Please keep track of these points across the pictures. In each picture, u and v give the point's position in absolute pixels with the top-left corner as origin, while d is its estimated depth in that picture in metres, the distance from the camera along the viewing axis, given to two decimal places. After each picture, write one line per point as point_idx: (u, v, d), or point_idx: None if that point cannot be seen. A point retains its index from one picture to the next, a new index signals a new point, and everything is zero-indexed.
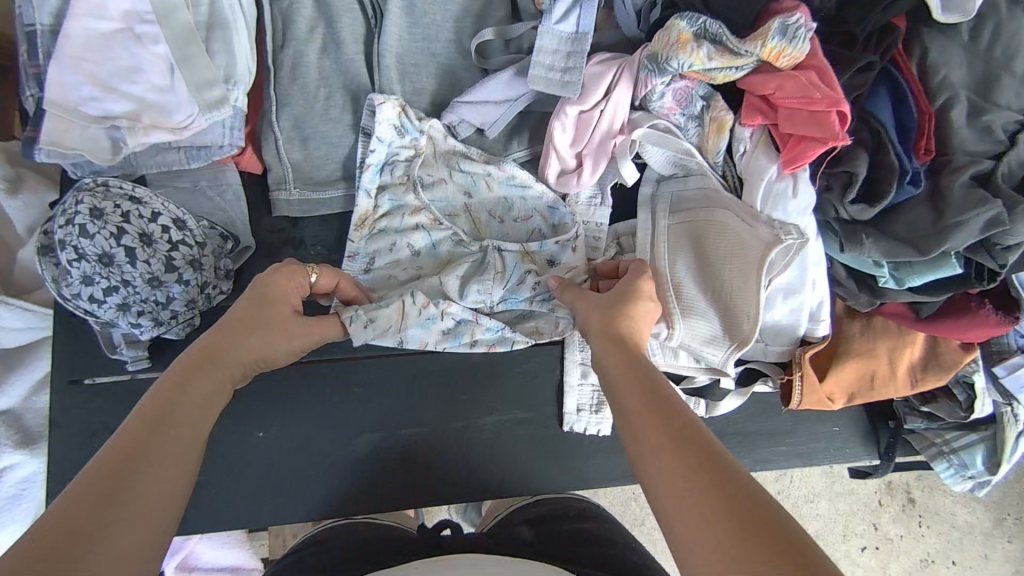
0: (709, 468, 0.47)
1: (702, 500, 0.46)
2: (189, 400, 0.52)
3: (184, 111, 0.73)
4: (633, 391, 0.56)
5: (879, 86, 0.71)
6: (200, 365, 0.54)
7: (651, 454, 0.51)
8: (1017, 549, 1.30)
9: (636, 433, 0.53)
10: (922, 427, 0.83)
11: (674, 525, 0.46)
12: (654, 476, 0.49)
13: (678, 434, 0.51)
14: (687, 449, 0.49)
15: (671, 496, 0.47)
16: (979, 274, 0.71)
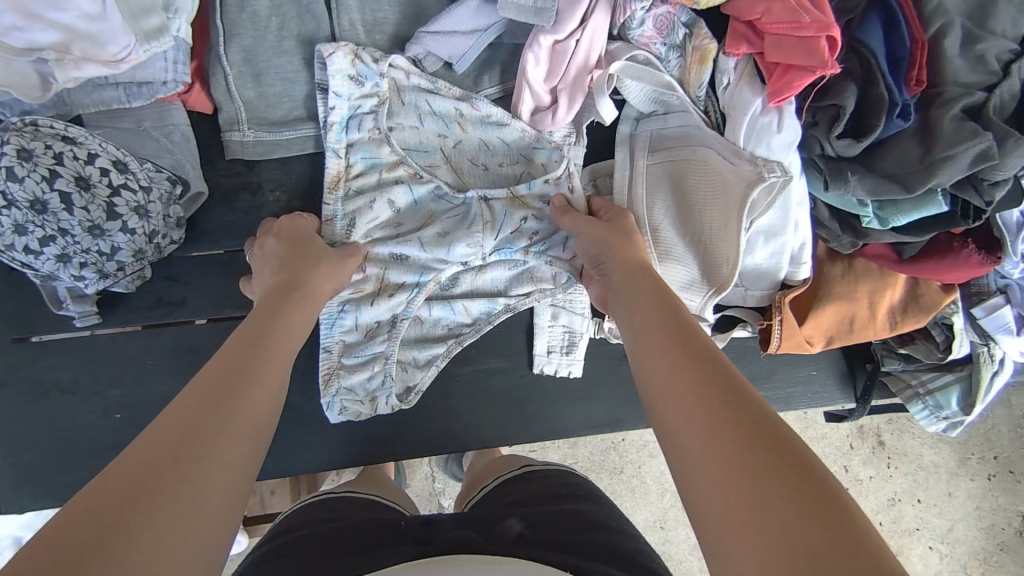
0: (723, 385, 0.46)
1: (710, 412, 0.44)
2: (256, 366, 0.50)
3: (119, 42, 0.66)
4: (655, 320, 0.56)
5: (872, 11, 0.66)
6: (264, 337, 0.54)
7: (664, 375, 0.50)
8: (979, 487, 1.34)
9: (651, 359, 0.52)
10: (900, 368, 0.83)
11: (680, 444, 0.45)
12: (665, 396, 0.48)
13: (693, 357, 0.50)
14: (703, 369, 0.48)
15: (680, 414, 0.46)
16: (965, 212, 0.69)
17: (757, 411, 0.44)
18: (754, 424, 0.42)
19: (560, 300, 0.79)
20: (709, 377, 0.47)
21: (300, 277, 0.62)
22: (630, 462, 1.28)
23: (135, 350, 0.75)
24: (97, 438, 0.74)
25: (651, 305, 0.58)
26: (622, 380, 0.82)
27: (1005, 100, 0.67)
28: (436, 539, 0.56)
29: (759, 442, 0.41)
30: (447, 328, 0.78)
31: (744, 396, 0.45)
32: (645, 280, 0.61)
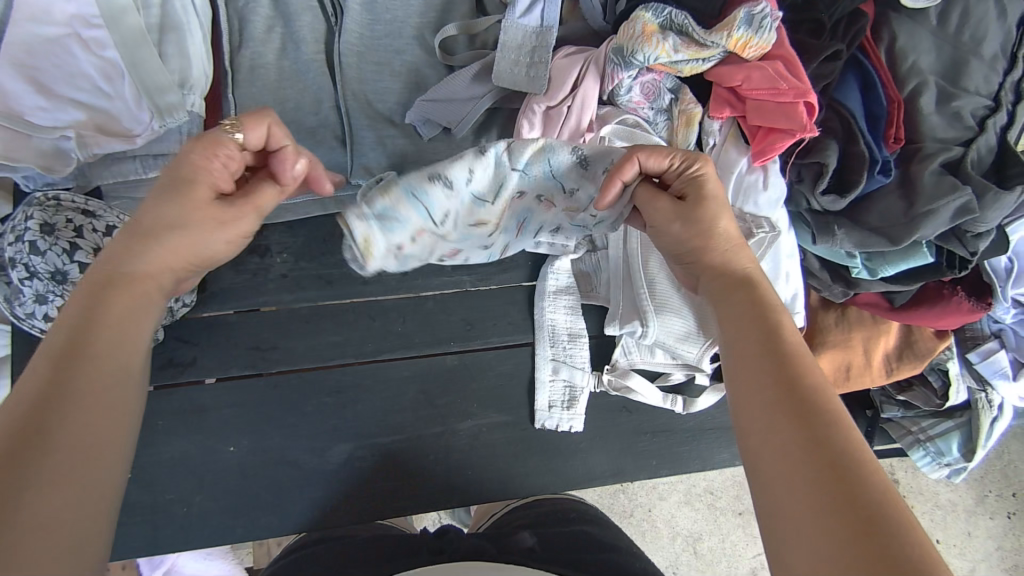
0: (822, 428, 0.44)
1: (805, 457, 0.43)
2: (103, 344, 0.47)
3: (138, 118, 0.71)
4: (751, 333, 0.52)
5: (848, 73, 0.70)
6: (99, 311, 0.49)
7: (759, 402, 0.47)
8: (999, 525, 1.32)
9: (744, 381, 0.50)
10: (899, 415, 0.83)
11: (769, 481, 0.44)
12: (761, 427, 0.46)
13: (793, 387, 0.47)
14: (801, 408, 0.45)
15: (775, 450, 0.44)
16: (951, 263, 0.71)
17: (851, 459, 0.42)
18: (856, 486, 0.40)
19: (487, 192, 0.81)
20: (811, 415, 0.45)
21: (183, 169, 0.55)
22: (640, 506, 1.27)
23: (146, 411, 0.75)
24: None
25: (746, 315, 0.53)
26: (623, 431, 0.83)
27: (983, 154, 0.69)
28: (450, 548, 0.67)
29: (853, 499, 0.40)
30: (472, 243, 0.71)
31: (842, 444, 0.43)
32: (742, 282, 0.56)
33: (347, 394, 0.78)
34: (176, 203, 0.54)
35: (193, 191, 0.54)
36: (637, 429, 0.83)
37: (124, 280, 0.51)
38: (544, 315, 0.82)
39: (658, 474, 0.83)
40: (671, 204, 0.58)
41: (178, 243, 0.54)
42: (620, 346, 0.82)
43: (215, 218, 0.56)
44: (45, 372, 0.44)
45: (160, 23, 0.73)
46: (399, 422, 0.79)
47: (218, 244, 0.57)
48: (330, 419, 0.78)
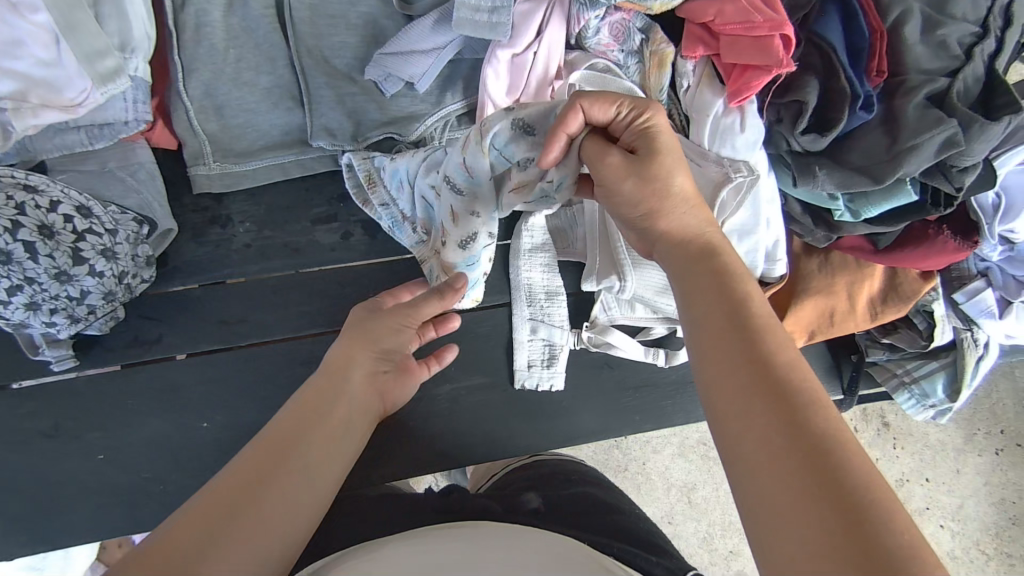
0: (796, 410, 0.41)
1: (781, 441, 0.40)
2: (327, 410, 0.53)
3: (76, 87, 0.66)
4: (716, 306, 0.49)
5: (828, 3, 0.66)
6: (329, 403, 0.53)
7: (729, 380, 0.45)
8: (987, 462, 1.33)
9: (713, 357, 0.47)
10: (884, 358, 0.81)
11: (739, 464, 0.41)
12: (730, 410, 0.44)
13: (763, 364, 0.44)
14: (773, 387, 0.43)
15: (746, 432, 0.42)
16: (936, 201, 0.68)
17: (828, 440, 0.39)
18: (824, 468, 0.38)
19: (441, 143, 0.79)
20: (784, 394, 0.42)
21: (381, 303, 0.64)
22: (633, 459, 1.28)
23: (114, 391, 0.73)
24: (83, 481, 0.73)
25: (714, 287, 0.50)
26: (605, 388, 0.82)
27: (969, 85, 0.66)
28: (456, 508, 0.67)
29: (831, 484, 0.37)
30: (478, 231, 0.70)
31: (818, 425, 0.40)
32: (707, 251, 0.53)
33: None
34: (372, 313, 0.62)
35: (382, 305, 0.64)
36: (620, 385, 0.82)
37: (363, 340, 0.59)
38: (520, 275, 0.79)
39: (641, 429, 0.82)
40: (622, 157, 0.55)
41: (386, 326, 0.61)
42: (599, 302, 0.79)
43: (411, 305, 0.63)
44: (285, 422, 0.50)
45: None
46: None
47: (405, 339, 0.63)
48: None
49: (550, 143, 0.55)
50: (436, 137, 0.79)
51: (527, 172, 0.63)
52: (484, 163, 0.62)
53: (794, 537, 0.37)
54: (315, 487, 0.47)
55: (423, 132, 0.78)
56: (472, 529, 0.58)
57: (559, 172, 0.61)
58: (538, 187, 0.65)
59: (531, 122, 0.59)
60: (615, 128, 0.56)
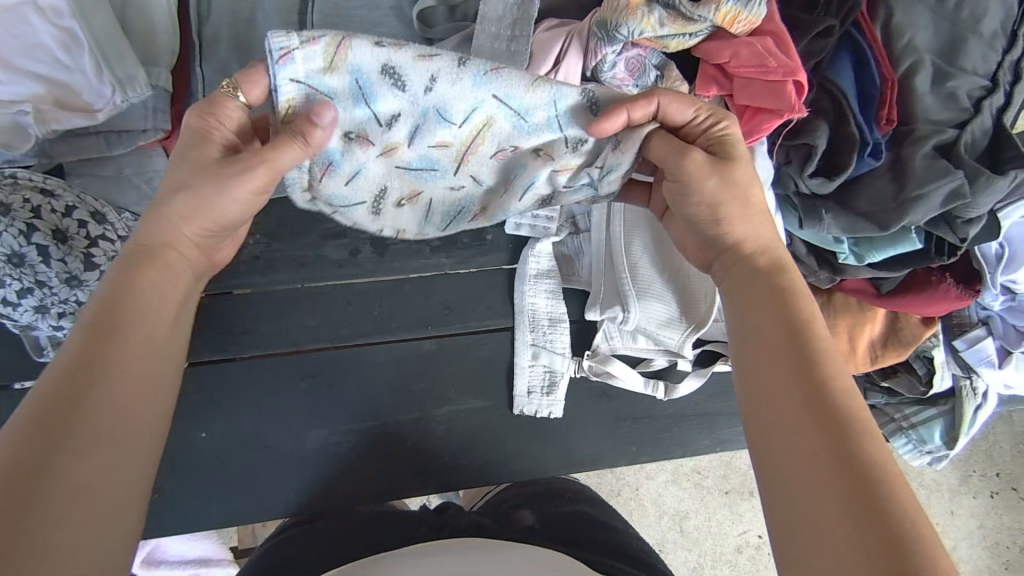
0: (845, 436, 0.43)
1: (831, 468, 0.42)
2: (144, 320, 0.48)
3: (98, 92, 0.68)
4: (775, 324, 0.50)
5: (840, 49, 0.67)
6: (126, 306, 0.48)
7: (780, 400, 0.47)
8: (981, 504, 1.33)
9: (767, 380, 0.48)
10: (883, 401, 0.83)
11: (784, 478, 0.44)
12: (779, 424, 0.46)
13: (817, 386, 0.46)
14: (825, 413, 0.44)
15: (795, 450, 0.44)
16: (940, 249, 0.69)
17: (875, 469, 0.42)
18: (870, 497, 0.40)
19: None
20: (836, 421, 0.44)
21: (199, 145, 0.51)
22: (627, 484, 1.27)
23: None
24: None
25: (775, 304, 0.51)
26: (603, 416, 0.82)
27: (976, 137, 0.67)
28: (450, 527, 0.71)
29: (877, 514, 0.40)
30: (421, 172, 0.60)
31: (866, 451, 0.43)
32: (768, 271, 0.54)
33: (322, 380, 0.77)
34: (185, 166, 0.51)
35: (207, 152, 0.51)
36: (618, 414, 0.82)
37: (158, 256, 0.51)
38: (525, 299, 0.79)
39: (638, 460, 0.82)
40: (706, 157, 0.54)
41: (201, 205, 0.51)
42: (601, 331, 0.80)
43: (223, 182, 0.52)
44: (87, 344, 0.45)
45: None
46: (376, 407, 0.77)
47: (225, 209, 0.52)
48: (304, 404, 0.76)
49: (614, 111, 0.54)
50: None
51: (576, 154, 0.59)
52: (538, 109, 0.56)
53: (834, 558, 0.39)
54: (146, 406, 0.46)
55: None
56: (468, 543, 0.61)
57: (617, 153, 0.58)
58: (585, 173, 0.60)
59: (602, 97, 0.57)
60: (690, 134, 0.57)
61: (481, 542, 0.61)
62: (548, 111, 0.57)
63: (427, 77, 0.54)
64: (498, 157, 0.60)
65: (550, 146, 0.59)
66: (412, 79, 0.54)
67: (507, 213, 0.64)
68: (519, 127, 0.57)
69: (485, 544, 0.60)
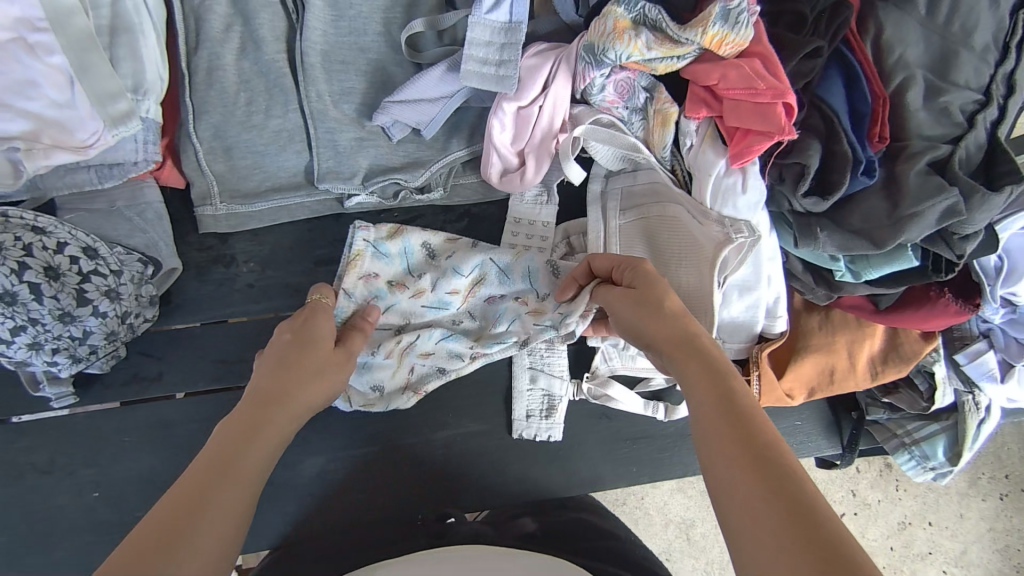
0: (779, 479, 0.43)
1: (768, 511, 0.41)
2: (267, 419, 0.54)
3: (88, 128, 0.67)
4: (709, 397, 0.50)
5: (830, 67, 0.67)
6: (271, 406, 0.55)
7: (727, 471, 0.45)
8: (991, 507, 1.31)
9: (704, 441, 0.48)
10: (885, 417, 0.81)
11: (746, 555, 0.41)
12: (728, 496, 0.44)
13: (757, 453, 0.45)
14: (756, 459, 0.44)
15: (747, 521, 0.42)
16: (937, 266, 0.68)
17: (825, 528, 0.39)
18: (827, 555, 0.38)
19: (509, 224, 0.80)
20: (767, 467, 0.44)
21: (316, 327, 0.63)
22: (633, 494, 1.27)
23: (109, 429, 0.74)
24: (74, 520, 0.72)
25: (707, 377, 0.52)
26: (601, 438, 0.81)
27: (971, 152, 0.67)
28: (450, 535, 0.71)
29: (821, 549, 0.38)
30: (440, 316, 0.77)
31: (815, 510, 0.40)
32: (690, 338, 0.55)
33: (317, 408, 0.77)
34: (312, 341, 0.61)
35: (323, 342, 0.62)
36: (616, 435, 0.81)
37: (286, 373, 0.57)
38: None
39: (638, 481, 0.82)
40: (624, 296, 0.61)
41: (315, 384, 0.59)
42: (599, 353, 0.79)
43: (338, 364, 0.62)
44: (226, 435, 0.52)
45: (110, 25, 0.69)
46: (372, 434, 0.77)
47: (337, 386, 0.62)
48: (300, 432, 0.76)
49: (563, 280, 0.72)
50: (440, 183, 0.80)
51: (544, 303, 0.76)
52: (513, 264, 0.77)
53: None
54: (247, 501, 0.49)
55: (428, 179, 0.79)
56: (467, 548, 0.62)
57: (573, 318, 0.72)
58: (548, 317, 0.75)
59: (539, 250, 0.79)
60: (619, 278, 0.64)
61: (479, 554, 0.61)
62: (524, 271, 0.77)
63: (447, 250, 0.77)
64: (488, 301, 0.78)
65: (523, 294, 0.77)
66: (439, 251, 0.78)
67: (497, 349, 0.76)
68: (505, 283, 0.77)
69: (484, 555, 0.61)
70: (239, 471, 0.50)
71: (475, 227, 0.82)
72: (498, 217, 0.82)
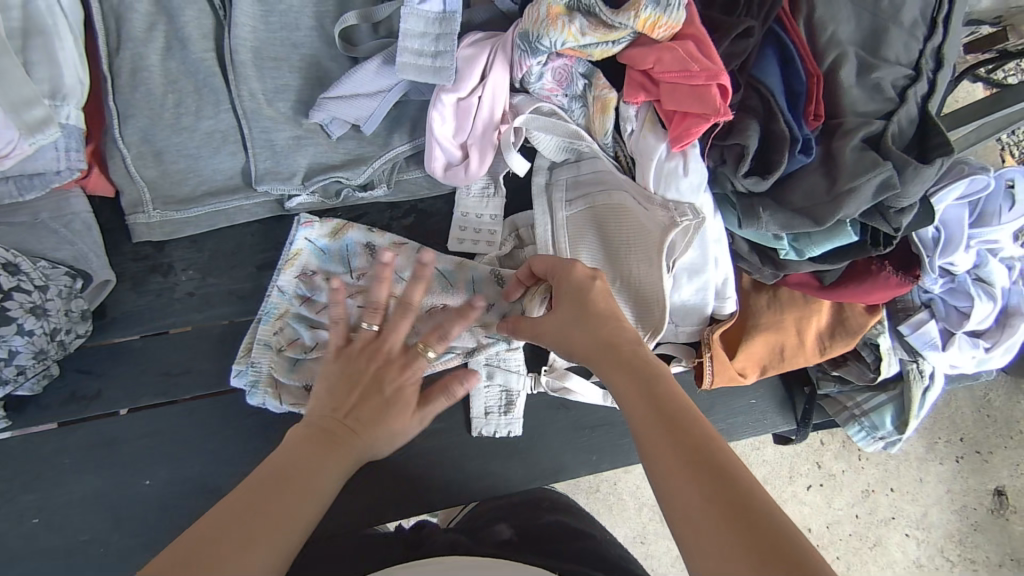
0: (715, 474, 0.46)
1: (704, 510, 0.44)
2: (308, 462, 0.52)
3: (1, 137, 0.63)
4: (639, 401, 0.53)
5: (764, 47, 0.67)
6: (346, 431, 0.56)
7: (665, 471, 0.48)
8: (948, 470, 1.36)
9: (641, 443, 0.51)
10: (836, 390, 0.83)
11: (694, 551, 0.44)
12: (671, 496, 0.47)
13: (692, 450, 0.48)
14: (700, 465, 0.46)
15: (690, 521, 0.45)
16: (875, 240, 0.70)
17: (760, 519, 0.43)
18: (767, 545, 0.41)
19: (456, 218, 0.79)
20: (701, 463, 0.47)
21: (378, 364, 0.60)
22: (605, 481, 1.27)
23: (48, 451, 0.71)
24: (14, 549, 0.69)
25: (635, 378, 0.54)
26: (562, 427, 0.81)
27: (904, 126, 0.68)
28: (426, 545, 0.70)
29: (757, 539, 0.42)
30: None
31: (752, 501, 0.44)
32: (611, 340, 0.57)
33: (268, 417, 0.75)
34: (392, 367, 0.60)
35: (388, 380, 0.59)
36: (576, 424, 0.81)
37: (352, 413, 0.57)
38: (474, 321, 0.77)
39: (599, 469, 0.82)
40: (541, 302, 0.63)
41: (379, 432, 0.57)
42: None
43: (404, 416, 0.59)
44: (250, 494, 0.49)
45: (22, 28, 0.66)
46: None
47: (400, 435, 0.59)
48: (252, 442, 0.74)
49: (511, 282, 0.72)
50: (383, 180, 0.78)
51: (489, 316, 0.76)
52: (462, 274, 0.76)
53: None
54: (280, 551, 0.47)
55: (370, 176, 0.77)
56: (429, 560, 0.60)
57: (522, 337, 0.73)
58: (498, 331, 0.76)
59: (485, 247, 0.79)
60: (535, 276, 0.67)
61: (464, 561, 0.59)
62: (468, 282, 0.76)
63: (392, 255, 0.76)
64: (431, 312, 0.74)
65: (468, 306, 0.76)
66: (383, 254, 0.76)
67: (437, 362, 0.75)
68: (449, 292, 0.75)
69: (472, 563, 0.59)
70: (307, 487, 0.51)
71: (421, 223, 0.81)
72: (445, 211, 0.81)
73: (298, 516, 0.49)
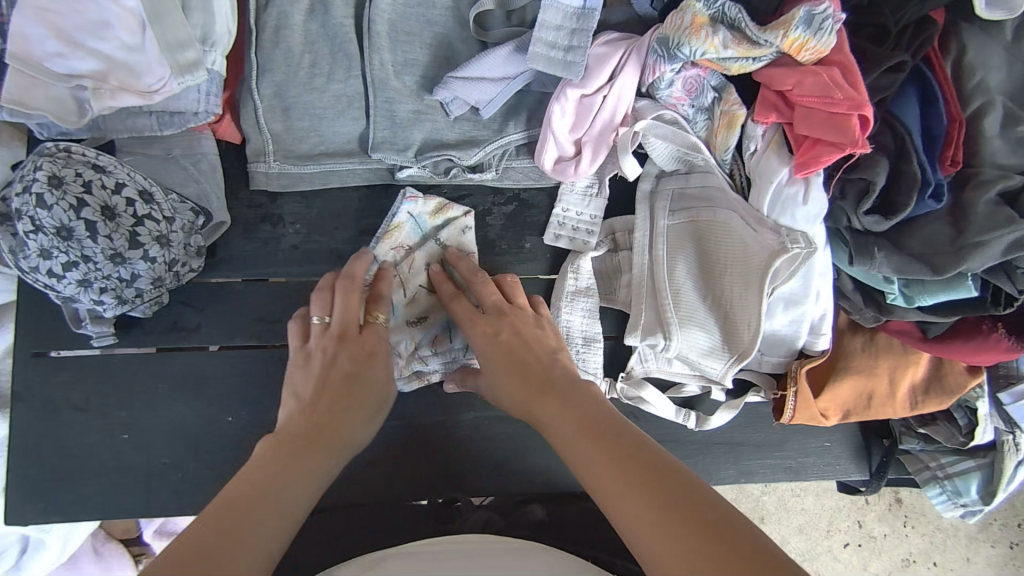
0: (646, 469, 0.50)
1: (643, 501, 0.48)
2: (290, 474, 0.53)
3: (155, 74, 0.67)
4: (568, 420, 0.56)
5: (907, 85, 0.65)
6: (294, 444, 0.55)
7: (601, 477, 0.51)
8: (999, 554, 1.29)
9: (575, 457, 0.54)
10: (918, 448, 0.80)
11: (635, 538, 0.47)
12: (608, 501, 0.50)
13: (619, 453, 0.52)
14: (632, 462, 0.50)
15: (629, 513, 0.48)
16: (996, 299, 0.67)
17: (696, 503, 0.47)
18: (703, 520, 0.45)
19: (555, 215, 0.80)
20: (631, 461, 0.51)
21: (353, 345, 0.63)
22: None
23: (145, 373, 0.75)
24: (102, 459, 0.73)
25: (562, 402, 0.58)
26: None
27: None
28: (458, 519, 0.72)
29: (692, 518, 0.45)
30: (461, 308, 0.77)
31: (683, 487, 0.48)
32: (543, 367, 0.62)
33: None
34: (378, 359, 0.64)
35: (357, 357, 0.63)
36: None
37: (319, 420, 0.58)
38: (560, 317, 0.77)
39: None
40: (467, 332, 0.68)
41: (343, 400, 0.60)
42: (636, 354, 0.77)
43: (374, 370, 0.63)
44: (230, 507, 0.48)
45: None
46: (399, 407, 0.77)
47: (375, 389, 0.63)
48: None
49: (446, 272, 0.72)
50: (493, 165, 0.79)
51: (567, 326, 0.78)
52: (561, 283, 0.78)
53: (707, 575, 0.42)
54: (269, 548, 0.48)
55: (481, 158, 0.78)
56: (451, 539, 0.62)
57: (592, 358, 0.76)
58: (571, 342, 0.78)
59: (579, 246, 0.79)
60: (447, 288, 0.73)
61: (478, 549, 0.60)
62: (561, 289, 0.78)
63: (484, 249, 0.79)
64: None
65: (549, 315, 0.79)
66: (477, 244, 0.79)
67: None
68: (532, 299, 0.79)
69: (487, 551, 0.60)
70: (268, 506, 0.50)
71: (521, 213, 0.81)
72: (546, 205, 0.82)
73: (274, 524, 0.49)
